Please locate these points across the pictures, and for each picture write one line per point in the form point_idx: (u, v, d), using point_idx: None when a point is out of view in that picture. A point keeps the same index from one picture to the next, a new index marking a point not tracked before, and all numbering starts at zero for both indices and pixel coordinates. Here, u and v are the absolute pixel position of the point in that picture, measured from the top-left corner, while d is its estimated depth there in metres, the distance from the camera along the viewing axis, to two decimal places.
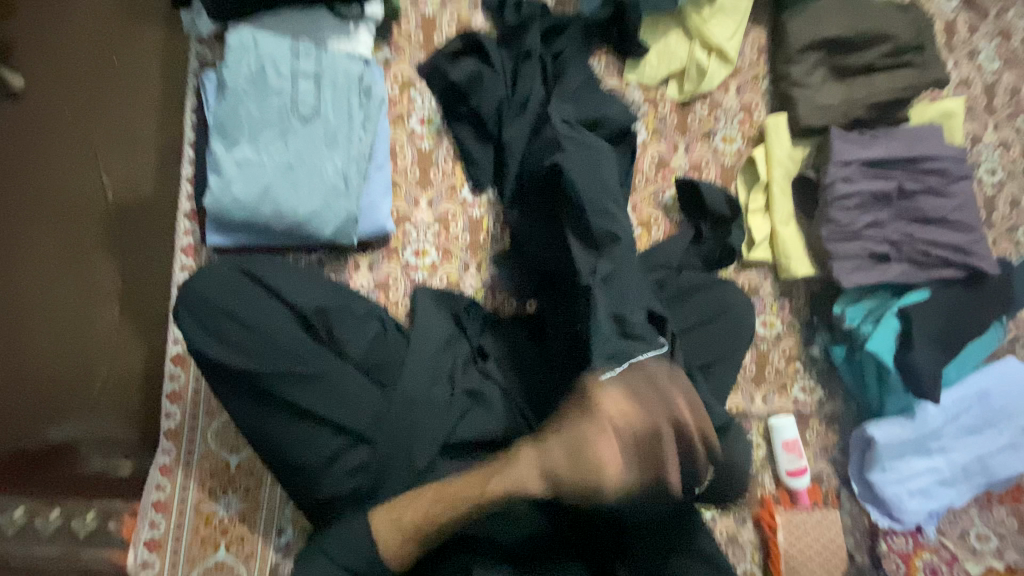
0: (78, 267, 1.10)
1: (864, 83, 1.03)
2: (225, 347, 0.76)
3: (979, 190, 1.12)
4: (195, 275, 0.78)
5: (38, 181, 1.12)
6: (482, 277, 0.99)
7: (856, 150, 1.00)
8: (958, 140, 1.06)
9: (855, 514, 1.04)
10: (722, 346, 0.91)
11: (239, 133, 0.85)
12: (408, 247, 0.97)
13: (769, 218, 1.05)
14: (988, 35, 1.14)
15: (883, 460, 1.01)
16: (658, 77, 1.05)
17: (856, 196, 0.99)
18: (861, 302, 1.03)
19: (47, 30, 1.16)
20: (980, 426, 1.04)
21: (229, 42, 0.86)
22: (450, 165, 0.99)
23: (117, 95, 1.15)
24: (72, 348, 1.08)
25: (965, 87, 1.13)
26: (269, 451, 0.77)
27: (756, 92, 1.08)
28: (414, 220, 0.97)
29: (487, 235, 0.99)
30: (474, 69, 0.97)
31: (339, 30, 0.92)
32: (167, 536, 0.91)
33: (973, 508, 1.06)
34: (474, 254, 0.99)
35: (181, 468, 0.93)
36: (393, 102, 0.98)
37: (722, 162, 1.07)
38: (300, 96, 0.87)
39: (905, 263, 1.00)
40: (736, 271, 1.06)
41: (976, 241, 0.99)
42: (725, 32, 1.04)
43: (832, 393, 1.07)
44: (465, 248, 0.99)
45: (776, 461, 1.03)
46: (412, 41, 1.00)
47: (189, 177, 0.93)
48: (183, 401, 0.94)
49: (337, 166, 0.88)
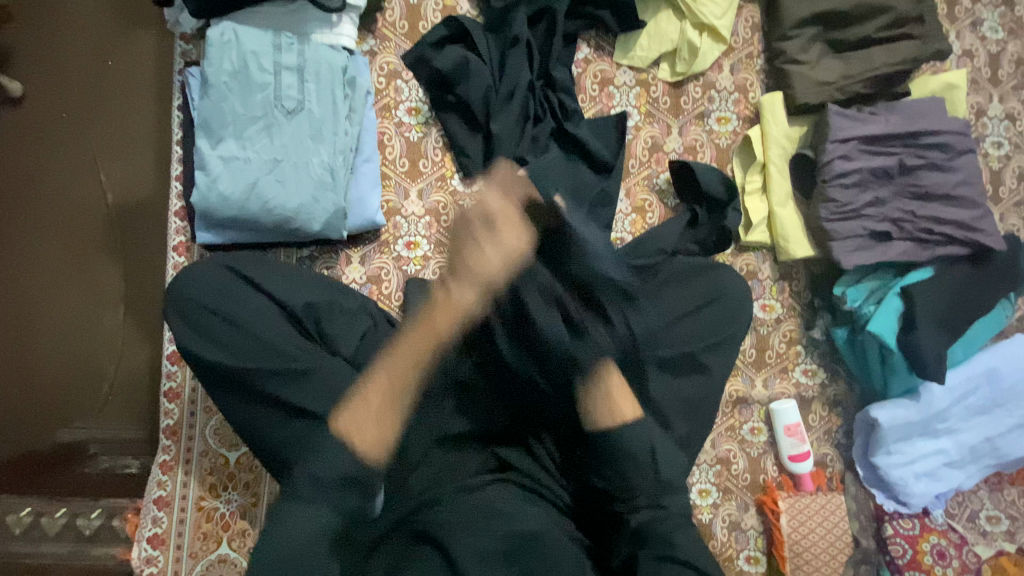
0: (78, 271, 1.11)
1: (862, 57, 1.00)
2: (212, 344, 0.76)
3: (984, 164, 1.09)
4: (184, 274, 0.78)
5: (35, 185, 1.12)
6: None
7: (855, 126, 0.97)
8: (961, 113, 1.03)
9: (860, 499, 1.03)
10: (722, 328, 0.89)
11: (224, 130, 0.85)
12: (399, 240, 0.96)
13: (766, 199, 1.02)
14: (992, 4, 1.10)
15: (888, 443, 0.99)
16: (649, 58, 1.03)
17: (855, 173, 0.96)
18: (862, 283, 1.01)
19: (37, 34, 1.16)
20: (989, 407, 1.01)
21: (211, 38, 0.85)
22: (440, 155, 0.98)
23: (109, 96, 1.15)
24: (73, 350, 1.09)
25: (969, 58, 1.09)
26: (260, 448, 0.77)
27: (751, 71, 1.06)
28: (404, 212, 0.97)
29: None
30: (457, 62, 0.94)
31: (322, 21, 0.91)
32: (170, 532, 0.92)
33: (982, 490, 1.05)
34: None
35: (182, 465, 0.94)
36: (379, 93, 0.97)
37: (718, 143, 1.05)
38: (283, 89, 0.87)
39: (908, 241, 0.97)
40: (734, 254, 1.04)
41: (981, 217, 0.96)
42: (717, 9, 1.01)
43: (835, 376, 1.05)
44: None
45: (778, 445, 1.02)
46: (398, 30, 0.99)
47: (179, 176, 0.92)
48: (181, 399, 0.95)
49: (323, 159, 0.87)
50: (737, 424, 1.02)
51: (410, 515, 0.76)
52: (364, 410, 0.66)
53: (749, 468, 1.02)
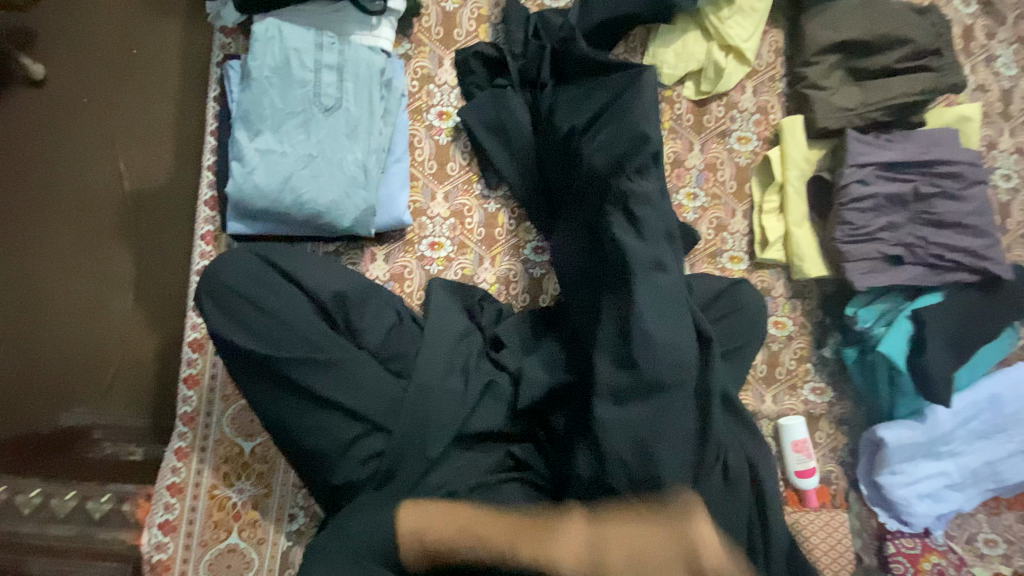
0: (94, 256, 1.12)
1: (881, 86, 1.03)
2: (240, 329, 0.78)
3: (993, 196, 1.12)
4: (220, 262, 0.80)
5: (56, 169, 1.13)
6: (495, 271, 0.99)
7: (873, 152, 1.00)
8: (974, 144, 1.06)
9: (863, 516, 1.05)
10: (732, 340, 0.92)
11: (262, 123, 0.86)
12: (424, 240, 0.98)
13: (783, 218, 1.05)
14: (1006, 41, 1.14)
15: (892, 463, 1.01)
16: (675, 76, 1.05)
17: (870, 198, 0.99)
18: (873, 304, 1.04)
19: (70, 22, 1.18)
20: (990, 432, 1.04)
21: (256, 34, 0.88)
22: (467, 159, 1.00)
23: (139, 83, 1.17)
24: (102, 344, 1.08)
25: (981, 92, 1.13)
26: (282, 435, 0.79)
27: (773, 93, 1.09)
28: (430, 213, 0.98)
29: (502, 230, 0.99)
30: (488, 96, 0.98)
31: (361, 24, 0.93)
32: (181, 519, 0.92)
33: (981, 514, 1.07)
34: (489, 248, 0.99)
35: (197, 453, 0.94)
36: (412, 96, 0.99)
37: (738, 162, 1.08)
38: (323, 87, 0.88)
39: (920, 266, 1.00)
40: (749, 270, 1.07)
41: (991, 246, 0.98)
42: (744, 32, 1.04)
43: (843, 395, 1.07)
44: (479, 242, 0.99)
45: (785, 461, 1.04)
46: (433, 36, 1.01)
47: (210, 166, 0.94)
48: (199, 386, 0.96)
49: (357, 157, 0.89)
50: None
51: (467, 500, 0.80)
52: (429, 523, 0.71)
53: None
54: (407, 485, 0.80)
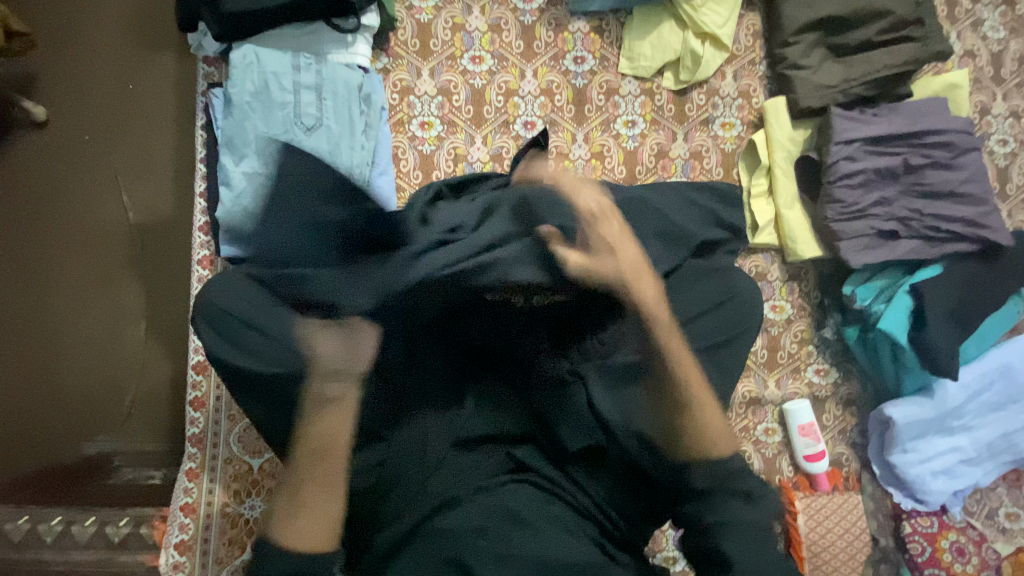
0: (99, 289, 1.13)
1: (862, 60, 1.02)
2: (235, 348, 0.80)
3: (991, 162, 1.10)
4: (214, 285, 0.82)
5: (56, 206, 1.14)
6: (488, 150, 1.03)
7: (858, 128, 0.99)
8: (964, 112, 1.04)
9: (877, 497, 1.03)
10: (727, 329, 0.87)
11: (248, 147, 0.89)
12: (414, 120, 1.01)
13: (773, 201, 1.04)
14: (992, 4, 1.12)
15: (903, 441, 1.00)
16: (653, 68, 1.06)
17: (860, 174, 0.98)
18: (871, 281, 1.02)
19: (60, 54, 1.17)
20: (1004, 403, 1.01)
21: (234, 62, 0.90)
22: (502, 100, 1.04)
23: (133, 116, 1.17)
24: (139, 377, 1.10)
25: (970, 58, 1.11)
26: (289, 460, 0.80)
27: (754, 77, 1.08)
28: (417, 92, 1.02)
29: None
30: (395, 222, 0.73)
31: (338, 43, 0.95)
32: (197, 539, 0.95)
33: (1001, 488, 1.05)
34: (478, 127, 1.03)
35: (208, 473, 0.97)
36: (393, 109, 1.01)
37: (723, 148, 1.07)
38: (303, 108, 0.91)
39: (916, 239, 0.98)
40: (742, 256, 1.06)
41: (987, 214, 0.97)
42: (719, 18, 1.04)
43: (848, 375, 1.06)
44: (469, 122, 1.02)
45: (793, 446, 1.02)
46: (410, 49, 1.02)
47: (203, 193, 0.97)
48: (206, 407, 0.98)
49: (342, 172, 0.91)
50: (752, 425, 1.03)
51: (426, 521, 0.74)
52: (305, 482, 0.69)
53: (765, 468, 1.03)
54: (407, 497, 0.77)
